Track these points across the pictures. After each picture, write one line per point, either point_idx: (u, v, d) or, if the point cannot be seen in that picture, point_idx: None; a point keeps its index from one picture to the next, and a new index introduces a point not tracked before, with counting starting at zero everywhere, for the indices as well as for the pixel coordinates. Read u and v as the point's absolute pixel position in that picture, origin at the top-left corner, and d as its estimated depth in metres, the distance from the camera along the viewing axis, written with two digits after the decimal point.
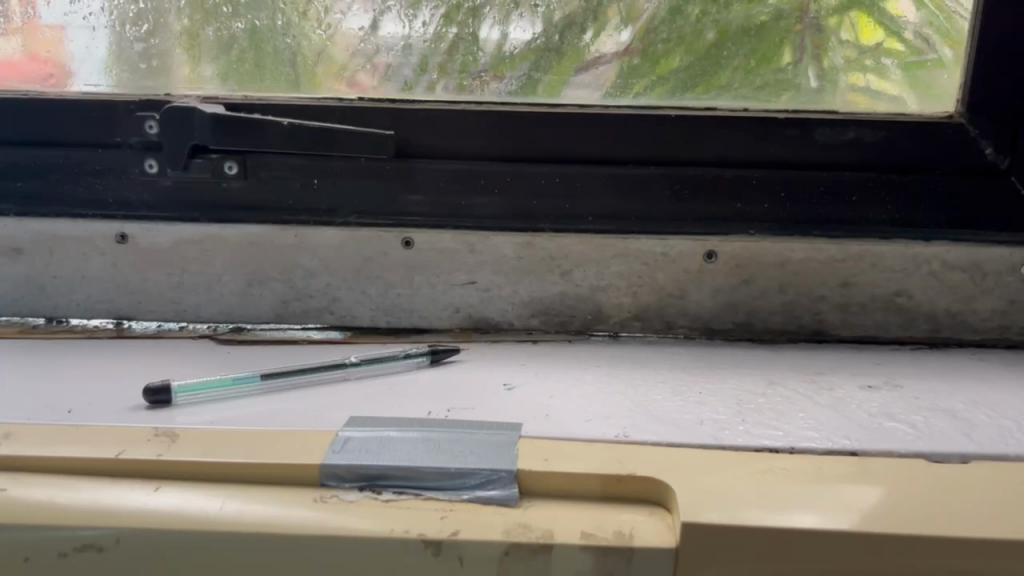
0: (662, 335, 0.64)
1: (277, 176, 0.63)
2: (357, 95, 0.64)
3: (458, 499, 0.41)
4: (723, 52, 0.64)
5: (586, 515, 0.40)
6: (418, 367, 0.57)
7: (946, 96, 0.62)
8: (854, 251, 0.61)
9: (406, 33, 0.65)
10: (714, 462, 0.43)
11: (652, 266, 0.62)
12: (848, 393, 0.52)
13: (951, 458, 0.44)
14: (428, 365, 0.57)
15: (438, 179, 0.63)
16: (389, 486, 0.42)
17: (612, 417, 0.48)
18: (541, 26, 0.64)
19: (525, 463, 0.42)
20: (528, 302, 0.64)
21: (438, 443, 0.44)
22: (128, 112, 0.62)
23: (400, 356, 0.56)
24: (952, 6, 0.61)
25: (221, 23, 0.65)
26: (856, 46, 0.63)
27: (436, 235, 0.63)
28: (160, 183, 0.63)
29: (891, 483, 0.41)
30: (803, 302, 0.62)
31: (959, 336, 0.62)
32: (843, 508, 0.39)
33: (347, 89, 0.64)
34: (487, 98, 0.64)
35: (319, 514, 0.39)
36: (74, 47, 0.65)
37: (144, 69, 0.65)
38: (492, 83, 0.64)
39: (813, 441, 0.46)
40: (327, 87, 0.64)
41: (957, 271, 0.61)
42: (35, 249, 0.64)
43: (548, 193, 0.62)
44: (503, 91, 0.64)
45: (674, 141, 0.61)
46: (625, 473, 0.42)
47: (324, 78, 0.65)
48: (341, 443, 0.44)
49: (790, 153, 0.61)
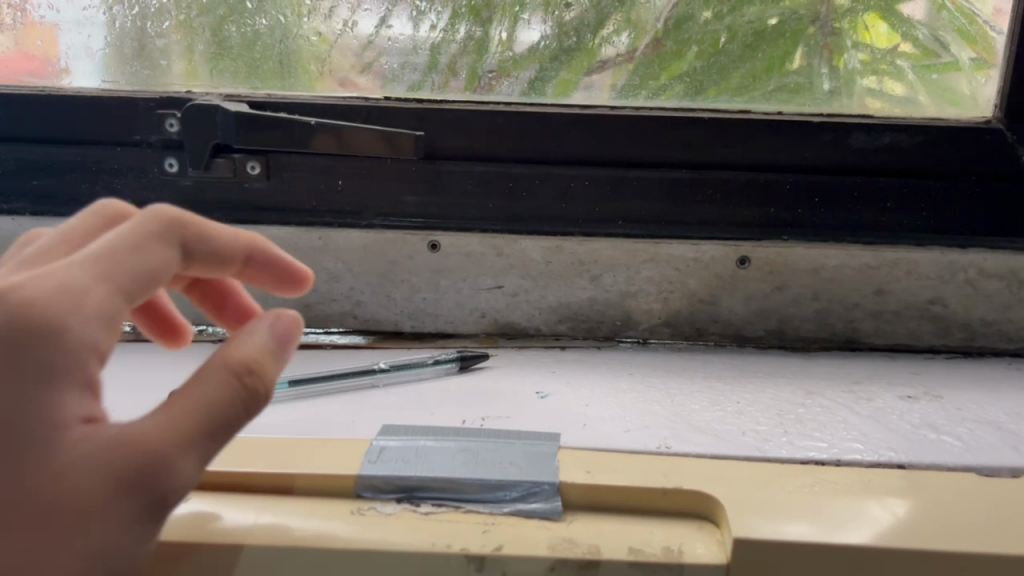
0: (693, 342, 0.63)
1: (300, 177, 0.61)
2: (352, 95, 0.63)
3: (499, 512, 0.40)
4: (754, 55, 0.62)
5: (630, 530, 0.39)
6: (446, 373, 0.55)
7: (963, 99, 0.61)
8: (889, 259, 0.60)
9: (418, 30, 0.63)
10: (763, 476, 0.42)
11: (684, 272, 0.61)
12: (888, 404, 0.51)
13: (1002, 473, 0.43)
14: (456, 372, 0.56)
15: (464, 181, 0.61)
16: (426, 498, 0.41)
17: (650, 428, 0.47)
18: (567, 25, 0.63)
19: (568, 476, 0.41)
20: (555, 308, 0.63)
21: (476, 453, 0.43)
22: (148, 110, 0.60)
23: (429, 363, 0.55)
24: (973, 8, 0.60)
25: (243, 20, 0.63)
26: (875, 48, 0.62)
27: (462, 238, 0.61)
28: (180, 183, 0.62)
29: (944, 499, 0.40)
30: (835, 309, 0.61)
31: (993, 345, 0.61)
32: (897, 524, 0.38)
33: (340, 88, 0.63)
34: (489, 99, 0.63)
35: (357, 528, 0.38)
36: (92, 43, 0.63)
37: (163, 66, 0.64)
38: (499, 83, 0.63)
39: (859, 453, 0.45)
40: (325, 85, 0.63)
41: (995, 279, 0.60)
42: None
43: (578, 196, 0.61)
44: (512, 91, 0.63)
45: (708, 144, 0.60)
46: (672, 487, 0.40)
47: (327, 78, 0.63)
48: (376, 453, 0.43)
49: (824, 158, 0.60)
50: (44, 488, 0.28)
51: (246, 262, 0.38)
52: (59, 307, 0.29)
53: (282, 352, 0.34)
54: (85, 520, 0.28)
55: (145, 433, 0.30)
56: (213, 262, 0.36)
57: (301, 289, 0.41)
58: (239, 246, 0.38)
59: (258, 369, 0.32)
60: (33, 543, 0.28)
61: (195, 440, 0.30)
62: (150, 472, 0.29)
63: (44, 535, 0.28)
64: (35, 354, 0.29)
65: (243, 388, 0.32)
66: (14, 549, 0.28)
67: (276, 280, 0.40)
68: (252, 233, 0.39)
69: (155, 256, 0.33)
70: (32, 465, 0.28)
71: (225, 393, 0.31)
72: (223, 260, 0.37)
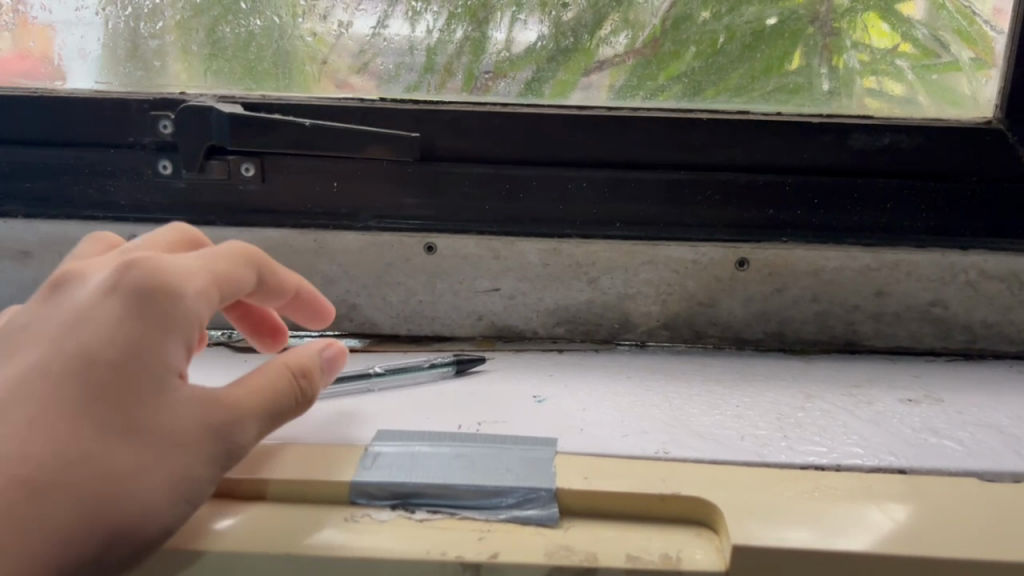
0: (691, 344, 0.63)
1: (295, 179, 0.61)
2: (348, 96, 0.62)
3: (496, 519, 0.39)
4: (753, 56, 0.62)
5: (628, 536, 0.38)
6: (442, 377, 0.55)
7: (962, 99, 0.61)
8: (890, 260, 0.59)
9: (415, 31, 0.62)
10: (762, 482, 0.41)
11: (682, 274, 0.61)
12: (888, 407, 0.51)
13: (1004, 478, 0.42)
14: (452, 375, 0.55)
15: (460, 183, 0.61)
16: (421, 504, 0.40)
17: (649, 432, 0.47)
18: (564, 26, 0.62)
19: (564, 481, 0.41)
20: (553, 310, 0.62)
21: (471, 459, 0.43)
22: (141, 111, 0.60)
23: (425, 367, 0.55)
24: (972, 8, 0.59)
25: (237, 21, 0.62)
26: (874, 48, 0.61)
27: (459, 241, 0.61)
28: (174, 186, 0.61)
29: (946, 504, 0.40)
30: (835, 312, 0.61)
31: (994, 347, 0.61)
32: (898, 530, 0.37)
33: (336, 89, 0.63)
34: (485, 100, 0.63)
35: (351, 535, 0.38)
36: (85, 44, 0.63)
37: (157, 67, 0.63)
38: (496, 84, 0.63)
39: (859, 457, 0.44)
40: (320, 86, 0.63)
41: (996, 281, 0.59)
42: (42, 253, 0.62)
43: (576, 197, 0.60)
44: (508, 92, 0.63)
45: (707, 145, 0.59)
46: (670, 493, 0.40)
47: (323, 79, 0.63)
48: (371, 459, 0.43)
49: (823, 159, 0.59)
50: (152, 415, 0.35)
51: (294, 297, 0.48)
52: (184, 285, 0.38)
53: (327, 373, 0.43)
54: (176, 450, 0.35)
55: (231, 396, 0.38)
56: (273, 296, 0.46)
57: (323, 322, 0.51)
58: (291, 282, 0.47)
59: (311, 372, 0.42)
60: (128, 462, 0.34)
61: (266, 409, 0.39)
62: (229, 424, 0.37)
63: (146, 459, 0.34)
64: (163, 310, 0.37)
65: (298, 384, 0.41)
66: (112, 465, 0.34)
67: (313, 315, 0.50)
68: (301, 280, 0.49)
69: (247, 274, 0.42)
70: (150, 404, 0.35)
71: (286, 384, 0.40)
72: (281, 293, 0.46)
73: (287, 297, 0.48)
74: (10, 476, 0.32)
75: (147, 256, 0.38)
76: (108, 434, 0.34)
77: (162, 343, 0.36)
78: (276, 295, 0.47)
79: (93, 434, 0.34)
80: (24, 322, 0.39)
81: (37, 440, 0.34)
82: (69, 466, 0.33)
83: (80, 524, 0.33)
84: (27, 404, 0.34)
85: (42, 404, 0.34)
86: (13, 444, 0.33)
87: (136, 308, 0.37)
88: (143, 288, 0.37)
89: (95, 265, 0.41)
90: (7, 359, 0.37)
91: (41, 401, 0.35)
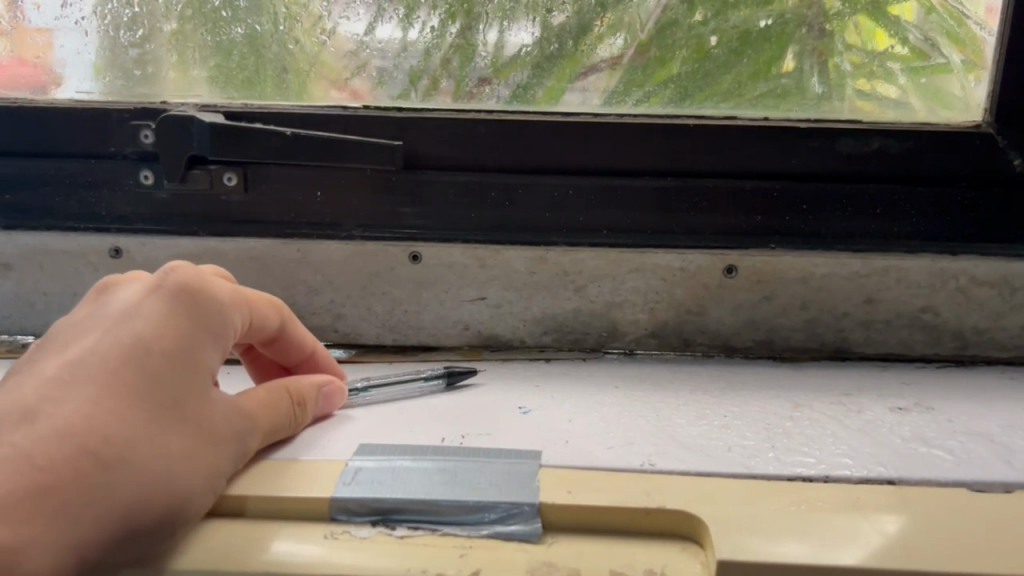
0: (680, 352, 0.62)
1: (278, 189, 0.60)
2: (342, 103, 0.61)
3: (478, 535, 0.39)
4: (739, 60, 0.61)
5: (613, 551, 0.38)
6: (433, 390, 0.54)
7: (954, 102, 0.60)
8: (879, 266, 0.59)
9: (404, 36, 0.62)
10: (749, 493, 0.41)
11: (669, 283, 0.60)
12: (877, 416, 0.50)
13: (994, 488, 0.42)
14: (443, 389, 0.54)
15: (446, 192, 0.60)
16: (401, 521, 0.40)
17: (635, 444, 0.46)
18: (550, 31, 0.62)
19: (547, 495, 0.40)
20: (540, 319, 0.62)
21: (453, 474, 0.42)
22: (122, 121, 0.59)
23: (416, 380, 0.54)
24: (963, 10, 0.59)
25: (220, 29, 0.62)
26: (867, 50, 0.61)
27: (444, 250, 0.60)
28: (155, 196, 0.61)
29: (934, 515, 0.39)
30: (825, 318, 0.60)
31: (986, 353, 0.60)
32: (885, 542, 0.37)
33: (338, 94, 0.62)
34: (483, 105, 0.62)
35: (331, 552, 0.37)
36: (64, 52, 0.62)
37: (138, 76, 0.63)
38: (489, 87, 0.62)
39: (847, 468, 0.43)
40: (319, 93, 0.62)
41: (986, 286, 0.58)
42: (24, 265, 0.61)
43: (563, 205, 0.60)
44: (500, 96, 0.62)
45: (693, 151, 0.59)
46: (654, 507, 0.39)
47: (316, 83, 0.62)
48: (351, 474, 0.42)
49: (811, 164, 0.58)
50: (194, 410, 0.40)
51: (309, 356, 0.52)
52: (225, 303, 0.44)
53: (320, 403, 0.48)
54: (213, 445, 0.40)
55: (248, 404, 0.43)
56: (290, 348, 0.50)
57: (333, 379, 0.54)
58: (307, 340, 0.51)
59: (307, 401, 0.47)
60: (178, 445, 0.38)
61: (272, 420, 0.44)
62: (247, 429, 0.42)
63: (191, 448, 0.39)
64: (206, 315, 0.42)
65: (294, 408, 0.46)
66: (166, 449, 0.38)
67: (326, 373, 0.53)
68: (316, 341, 0.53)
69: (270, 311, 0.48)
70: (195, 401, 0.40)
71: (292, 408, 0.46)
72: (299, 348, 0.51)
73: (302, 354, 0.51)
74: (81, 445, 0.36)
75: (187, 269, 0.44)
76: (161, 417, 0.39)
77: (204, 343, 0.42)
78: (292, 351, 0.51)
79: (148, 416, 0.38)
80: (69, 324, 0.43)
81: (100, 417, 0.37)
82: (130, 443, 0.37)
83: (141, 495, 0.36)
84: (86, 386, 0.38)
85: (102, 387, 0.38)
86: (79, 420, 0.37)
87: (185, 312, 0.42)
88: (190, 293, 0.43)
89: (130, 276, 0.46)
90: (53, 355, 0.41)
91: (99, 383, 0.38)
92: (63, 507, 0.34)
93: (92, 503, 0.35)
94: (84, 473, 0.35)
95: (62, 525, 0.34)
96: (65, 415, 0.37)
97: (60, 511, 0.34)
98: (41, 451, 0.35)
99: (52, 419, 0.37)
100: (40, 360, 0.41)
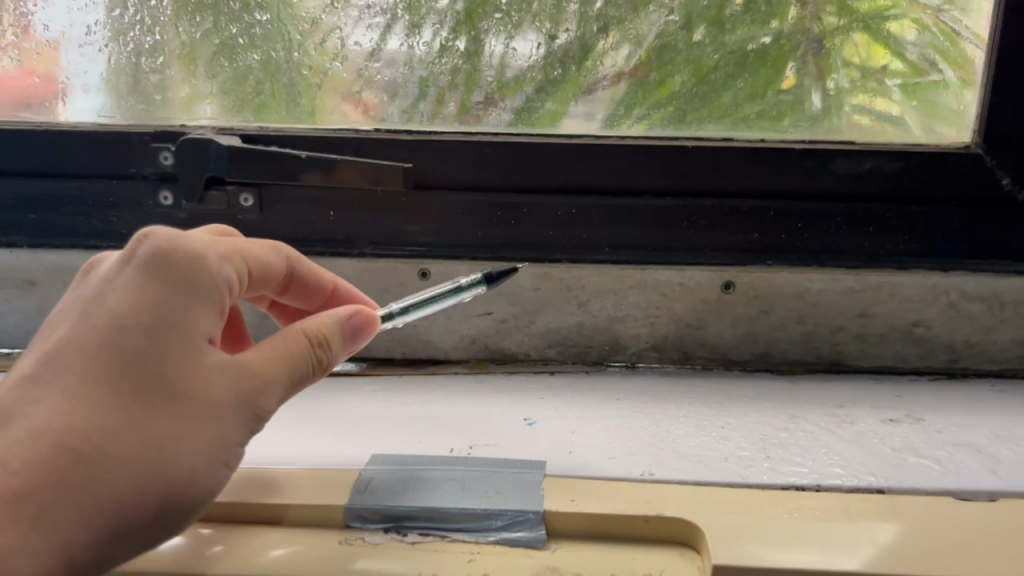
0: (680, 365, 0.64)
1: (293, 209, 0.63)
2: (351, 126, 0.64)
3: (485, 541, 0.41)
4: (738, 81, 0.63)
5: (614, 556, 0.40)
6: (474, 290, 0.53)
7: (936, 118, 0.62)
8: (873, 282, 0.61)
9: (413, 48, 0.64)
10: (742, 501, 0.43)
11: (669, 298, 0.62)
12: (869, 427, 0.52)
13: (979, 496, 0.44)
14: (484, 287, 0.53)
15: (454, 210, 0.62)
16: (412, 527, 0.42)
17: (636, 454, 0.48)
18: (555, 51, 0.64)
19: (551, 503, 0.42)
20: (545, 334, 0.64)
21: (461, 481, 0.44)
22: (142, 143, 0.62)
23: (450, 288, 0.53)
24: (955, 28, 0.60)
25: (236, 55, 0.64)
26: (863, 67, 0.63)
27: (452, 266, 0.63)
28: (174, 216, 0.63)
29: (918, 522, 0.41)
30: (821, 332, 0.62)
31: (977, 365, 0.62)
32: (871, 549, 0.39)
33: (357, 113, 0.65)
34: (481, 126, 0.64)
35: (348, 559, 0.40)
36: (88, 79, 0.65)
37: (158, 101, 0.65)
38: (491, 108, 0.65)
39: (838, 477, 0.45)
40: (330, 107, 0.65)
41: (977, 301, 0.60)
42: (49, 283, 0.64)
43: (566, 223, 0.62)
44: (502, 116, 0.65)
45: (691, 171, 0.61)
46: (654, 515, 0.41)
47: (326, 99, 0.65)
48: (364, 483, 0.44)
49: (806, 183, 0.60)
50: (181, 382, 0.40)
51: (330, 295, 0.53)
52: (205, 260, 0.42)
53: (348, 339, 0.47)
54: (208, 416, 0.40)
55: (252, 360, 0.42)
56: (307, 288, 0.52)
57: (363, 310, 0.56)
58: (327, 277, 0.53)
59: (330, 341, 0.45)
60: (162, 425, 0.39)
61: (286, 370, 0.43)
62: (249, 387, 0.41)
63: (179, 424, 0.39)
64: (183, 279, 0.41)
65: (315, 352, 0.44)
66: (151, 432, 0.38)
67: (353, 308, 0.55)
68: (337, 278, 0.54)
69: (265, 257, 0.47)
70: (183, 372, 0.40)
71: (312, 350, 0.44)
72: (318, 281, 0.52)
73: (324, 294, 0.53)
74: (58, 445, 0.37)
75: (161, 233, 0.43)
76: (140, 400, 0.39)
77: (186, 311, 0.41)
78: (313, 288, 0.52)
79: (127, 402, 0.39)
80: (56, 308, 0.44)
81: (78, 413, 0.38)
82: (111, 433, 0.38)
83: (128, 484, 0.37)
84: (63, 379, 0.39)
85: (81, 378, 0.39)
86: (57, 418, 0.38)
87: (160, 281, 0.41)
88: (164, 265, 0.41)
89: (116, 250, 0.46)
90: (39, 344, 0.42)
91: (76, 374, 0.39)
92: (43, 509, 0.36)
93: (76, 501, 0.37)
94: (64, 472, 0.37)
95: (43, 527, 0.36)
96: (43, 414, 0.38)
97: (38, 517, 0.36)
98: (19, 453, 0.37)
99: (30, 419, 0.38)
100: (27, 351, 0.42)
